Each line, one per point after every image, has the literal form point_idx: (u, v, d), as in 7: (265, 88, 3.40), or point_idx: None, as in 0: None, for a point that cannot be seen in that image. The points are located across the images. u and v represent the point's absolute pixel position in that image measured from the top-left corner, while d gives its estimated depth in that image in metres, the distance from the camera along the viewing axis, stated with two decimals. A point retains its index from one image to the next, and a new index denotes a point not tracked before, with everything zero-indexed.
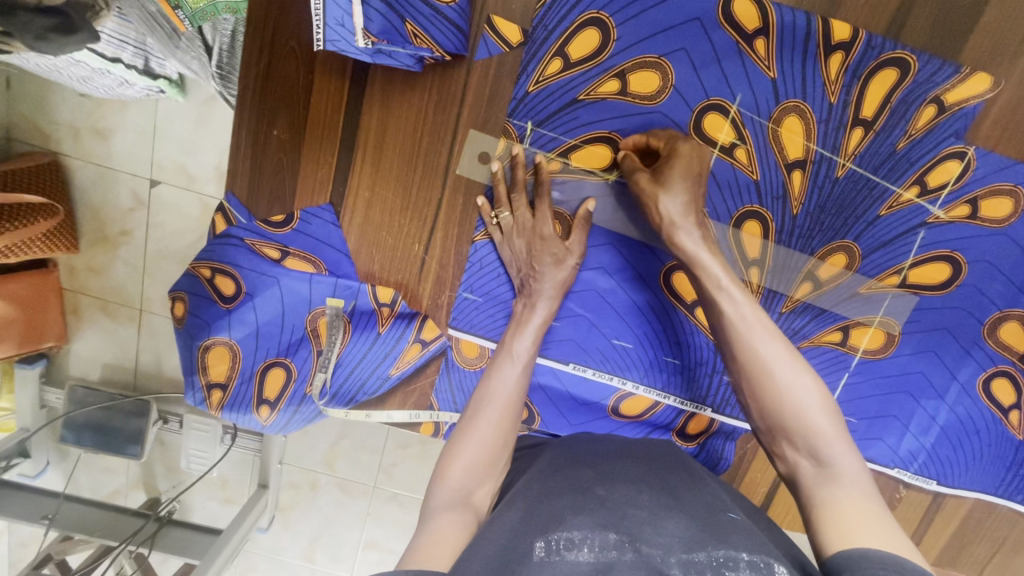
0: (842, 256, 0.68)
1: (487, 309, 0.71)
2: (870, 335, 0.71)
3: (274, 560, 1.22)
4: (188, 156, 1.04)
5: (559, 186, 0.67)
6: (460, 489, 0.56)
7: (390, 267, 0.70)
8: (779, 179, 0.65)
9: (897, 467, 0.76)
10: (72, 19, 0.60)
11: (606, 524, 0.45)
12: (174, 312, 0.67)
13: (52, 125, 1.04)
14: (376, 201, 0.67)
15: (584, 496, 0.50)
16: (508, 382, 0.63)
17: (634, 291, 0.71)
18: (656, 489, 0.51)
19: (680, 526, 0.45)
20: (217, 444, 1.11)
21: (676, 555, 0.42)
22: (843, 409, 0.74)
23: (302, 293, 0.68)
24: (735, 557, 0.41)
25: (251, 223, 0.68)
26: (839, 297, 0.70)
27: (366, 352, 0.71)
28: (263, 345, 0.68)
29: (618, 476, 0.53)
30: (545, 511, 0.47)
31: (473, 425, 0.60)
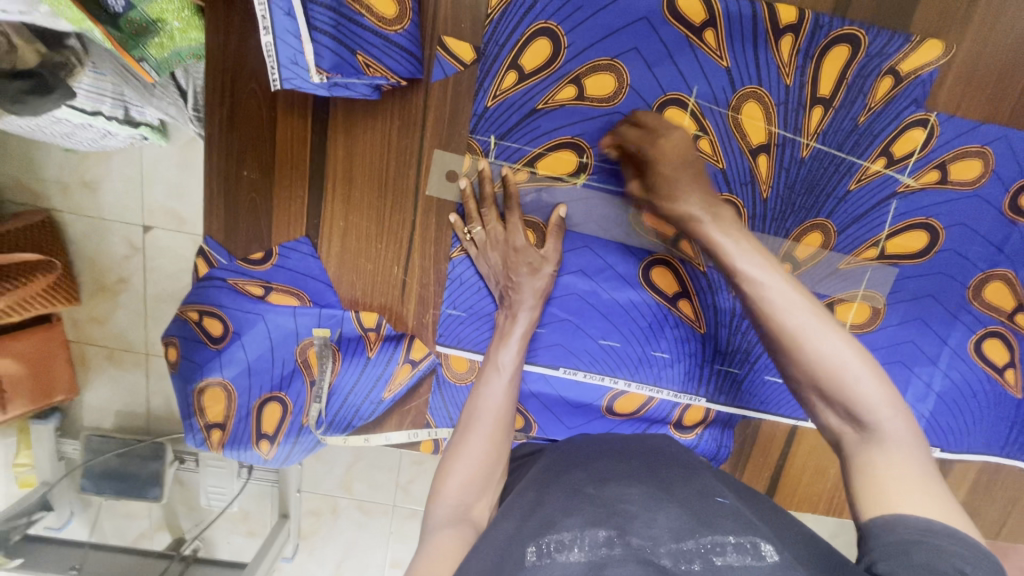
0: (818, 235, 0.68)
1: (472, 322, 0.72)
2: (855, 310, 0.71)
3: None
4: (177, 199, 1.06)
5: (529, 196, 0.67)
6: (458, 505, 0.57)
7: (372, 292, 0.71)
8: (745, 165, 0.66)
9: None
10: (45, 80, 0.68)
11: (595, 521, 0.46)
12: (168, 357, 0.69)
13: (42, 182, 1.06)
14: (351, 228, 0.68)
15: (575, 497, 0.50)
16: (496, 396, 0.64)
17: (615, 290, 0.71)
18: (646, 479, 0.52)
19: (670, 516, 0.46)
20: (235, 477, 1.14)
21: (666, 545, 0.43)
22: None
23: (288, 326, 0.69)
24: (721, 541, 0.43)
25: (232, 263, 0.69)
26: (820, 276, 0.70)
27: (357, 378, 0.72)
28: (256, 382, 0.70)
29: (607, 474, 0.53)
30: (538, 517, 0.48)
31: (468, 440, 0.61)
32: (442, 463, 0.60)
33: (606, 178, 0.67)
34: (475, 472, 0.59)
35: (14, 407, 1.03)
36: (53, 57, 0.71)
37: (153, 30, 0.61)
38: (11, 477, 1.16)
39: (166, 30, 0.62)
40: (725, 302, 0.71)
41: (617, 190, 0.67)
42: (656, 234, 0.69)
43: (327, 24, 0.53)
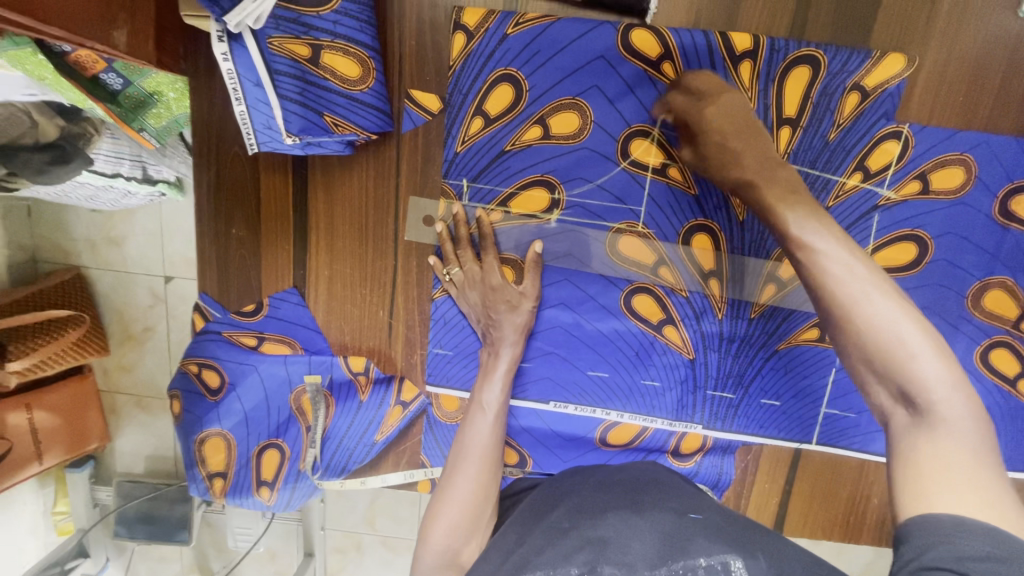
0: None
1: (459, 361, 0.73)
2: None
3: None
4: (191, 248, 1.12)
5: (506, 233, 0.68)
6: (446, 551, 0.58)
7: (361, 337, 0.72)
8: (717, 190, 0.66)
9: None
10: (64, 152, 0.74)
11: (569, 556, 0.45)
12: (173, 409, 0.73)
13: (71, 242, 1.13)
14: (336, 277, 0.71)
15: (553, 533, 0.50)
16: (482, 433, 0.65)
17: (598, 321, 0.71)
18: (623, 510, 0.51)
19: (646, 544, 0.45)
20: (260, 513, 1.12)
21: (641, 574, 0.42)
22: (837, 406, 0.72)
23: (280, 375, 0.72)
24: (692, 564, 0.42)
25: (226, 316, 0.71)
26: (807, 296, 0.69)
27: (350, 423, 0.73)
28: (254, 431, 0.73)
29: (588, 507, 0.53)
30: (515, 558, 0.48)
31: (453, 480, 0.61)
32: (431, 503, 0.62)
33: (580, 212, 0.67)
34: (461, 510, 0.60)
35: (51, 456, 1.08)
36: (71, 128, 0.76)
37: (149, 102, 0.65)
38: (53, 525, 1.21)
39: (163, 102, 0.66)
40: (711, 328, 0.70)
41: (592, 223, 0.68)
42: (633, 262, 0.69)
43: (294, 92, 0.57)
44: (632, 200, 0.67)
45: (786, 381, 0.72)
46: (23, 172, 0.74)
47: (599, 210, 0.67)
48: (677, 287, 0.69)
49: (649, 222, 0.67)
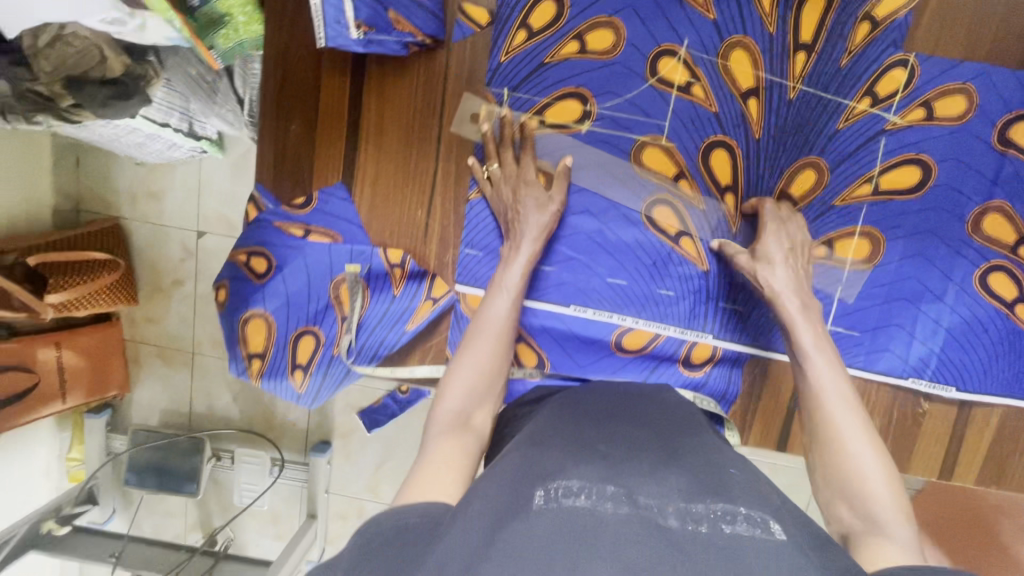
0: (812, 172, 0.74)
1: (488, 260, 0.79)
2: (855, 245, 0.75)
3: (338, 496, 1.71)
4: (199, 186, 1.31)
5: (541, 143, 0.75)
6: (459, 413, 0.63)
7: (399, 234, 0.79)
8: (736, 108, 0.73)
9: (912, 376, 0.78)
10: (127, 88, 0.86)
11: (604, 479, 0.51)
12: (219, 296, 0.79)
13: (127, 190, 1.54)
14: (381, 175, 0.77)
15: (586, 451, 0.56)
16: (499, 313, 0.69)
17: (621, 230, 0.77)
18: (658, 458, 0.56)
19: (679, 483, 0.51)
20: (268, 474, 1.68)
21: (674, 505, 0.48)
22: (843, 323, 0.77)
23: (324, 262, 0.77)
24: (733, 510, 0.48)
25: (277, 208, 0.77)
26: (814, 213, 0.75)
27: (384, 312, 0.79)
28: (294, 314, 0.78)
29: (618, 442, 0.59)
30: (546, 459, 0.53)
31: (470, 351, 0.67)
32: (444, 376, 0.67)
33: (609, 123, 0.74)
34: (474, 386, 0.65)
35: None
36: (135, 68, 0.86)
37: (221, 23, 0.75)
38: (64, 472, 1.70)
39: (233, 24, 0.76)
40: (723, 242, 0.77)
41: (619, 134, 0.74)
42: (657, 174, 0.75)
43: None
44: (657, 115, 0.73)
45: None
46: (90, 104, 0.85)
47: (626, 123, 0.73)
48: (695, 200, 0.76)
49: (673, 136, 0.74)
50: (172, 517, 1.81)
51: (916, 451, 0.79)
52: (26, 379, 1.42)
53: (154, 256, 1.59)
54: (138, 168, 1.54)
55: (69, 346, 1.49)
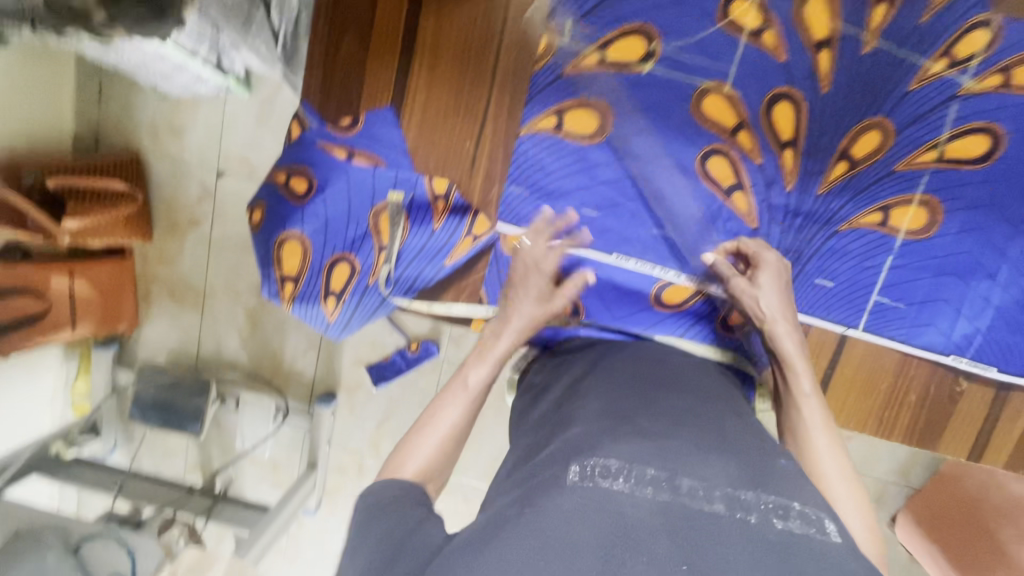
0: (875, 133, 0.73)
1: (533, 199, 0.79)
2: (911, 215, 0.76)
3: (342, 445, 1.71)
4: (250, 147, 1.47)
5: (601, 81, 0.75)
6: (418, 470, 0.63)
7: (445, 165, 0.78)
8: (807, 60, 0.72)
9: (954, 353, 0.79)
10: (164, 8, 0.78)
11: (647, 460, 0.54)
12: (255, 218, 0.79)
13: (137, 125, 1.51)
14: (432, 102, 0.76)
15: (626, 426, 0.60)
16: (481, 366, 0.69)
17: (671, 180, 0.78)
18: (704, 442, 0.58)
19: (723, 468, 0.54)
20: (271, 421, 1.67)
21: (720, 490, 0.51)
22: (892, 293, 0.79)
23: (368, 187, 0.76)
24: (787, 506, 0.50)
25: (322, 127, 0.75)
26: (875, 177, 0.75)
27: (423, 244, 0.79)
28: (331, 240, 0.77)
29: (665, 411, 0.62)
30: (586, 440, 0.57)
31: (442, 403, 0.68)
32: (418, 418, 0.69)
33: (674, 65, 0.74)
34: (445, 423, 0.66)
35: None
36: None
37: None
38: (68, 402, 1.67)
39: None
40: (777, 199, 0.77)
41: (682, 77, 0.74)
42: (716, 124, 0.75)
43: None
44: (722, 60, 0.73)
45: (841, 264, 0.78)
46: (123, 21, 0.76)
47: (690, 65, 0.74)
48: (752, 153, 0.76)
49: (737, 84, 0.74)
50: (171, 456, 1.81)
51: (946, 433, 0.82)
52: (37, 305, 1.40)
53: (172, 193, 1.56)
54: (160, 101, 1.49)
55: (82, 277, 1.46)
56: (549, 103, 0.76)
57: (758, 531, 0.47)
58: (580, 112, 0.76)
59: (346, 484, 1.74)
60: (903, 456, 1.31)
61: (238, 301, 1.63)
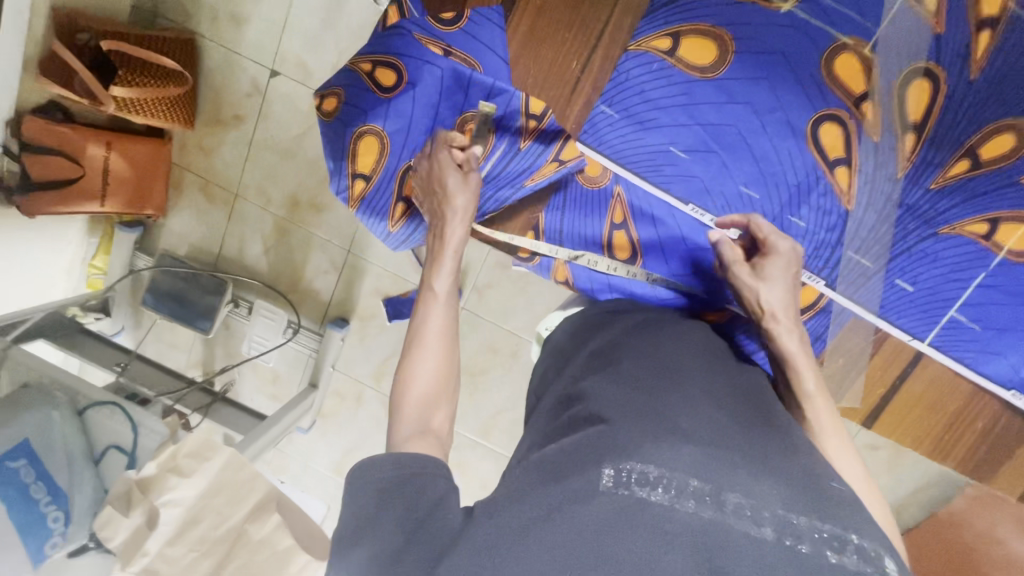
0: (1012, 137, 0.70)
1: (620, 124, 0.78)
2: (1020, 235, 0.73)
3: (346, 373, 1.71)
4: (308, 53, 1.43)
5: (730, 7, 0.72)
6: (419, 419, 0.66)
7: (544, 83, 0.77)
8: (965, 35, 0.69)
9: (1013, 389, 0.81)
10: None
11: (691, 470, 0.52)
12: (327, 106, 0.74)
13: (197, 9, 1.45)
14: (546, 9, 0.75)
15: (666, 424, 0.56)
16: (437, 317, 0.71)
17: (781, 139, 0.75)
18: (749, 457, 0.54)
19: (776, 488, 0.51)
20: (280, 333, 1.67)
21: (773, 512, 0.49)
22: (972, 313, 0.78)
23: (459, 90, 0.75)
24: (843, 539, 0.49)
25: (423, 19, 0.74)
26: (996, 185, 0.72)
27: (506, 163, 0.79)
28: (410, 142, 0.77)
29: (698, 403, 0.59)
30: (624, 439, 0.54)
31: (419, 358, 0.69)
32: (402, 365, 0.69)
33: (814, 8, 0.71)
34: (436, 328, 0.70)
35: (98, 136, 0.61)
36: None
37: None
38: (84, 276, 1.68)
39: None
40: (882, 181, 0.75)
41: (819, 24, 0.71)
42: (841, 85, 0.73)
43: None
44: (870, 18, 0.71)
45: (928, 269, 0.77)
46: None
47: (830, 15, 0.71)
48: (872, 129, 0.73)
49: (877, 47, 0.72)
50: (176, 349, 1.83)
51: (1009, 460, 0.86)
52: (74, 171, 1.38)
53: (220, 84, 1.50)
54: None
55: (118, 151, 1.43)
56: (661, 27, 0.73)
57: (802, 561, 0.47)
58: (695, 40, 0.73)
59: (341, 410, 1.74)
60: (906, 494, 1.29)
61: (268, 209, 1.59)
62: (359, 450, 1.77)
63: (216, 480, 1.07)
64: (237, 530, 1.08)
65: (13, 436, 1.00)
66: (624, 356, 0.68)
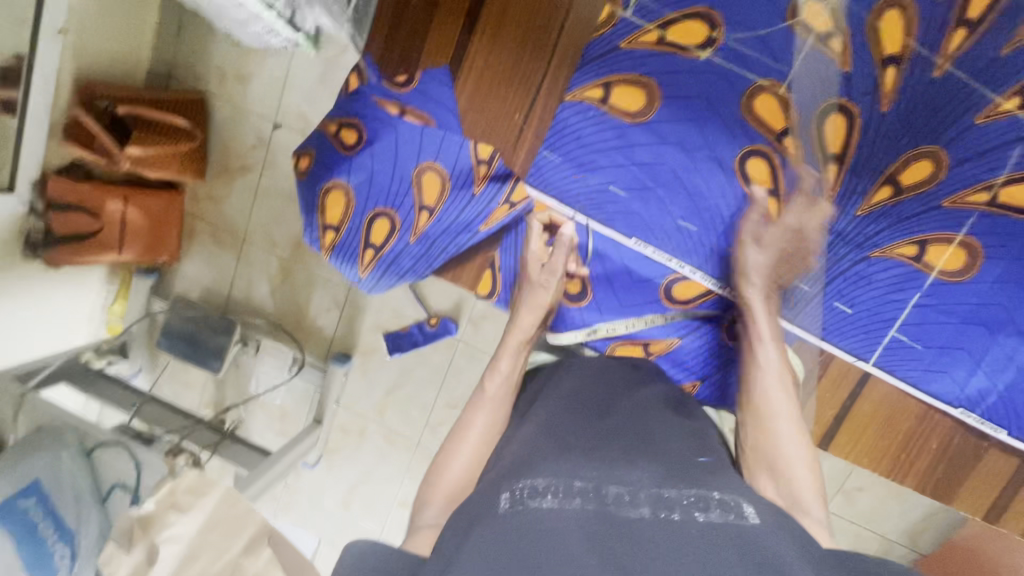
0: (929, 162, 0.78)
1: (563, 167, 0.87)
2: (948, 255, 0.80)
3: (350, 408, 1.74)
4: (307, 104, 1.54)
5: (654, 58, 0.81)
6: (435, 514, 0.76)
7: (490, 131, 0.87)
8: (870, 73, 0.78)
9: (963, 407, 0.87)
10: None
11: (576, 476, 0.67)
12: (304, 165, 0.88)
13: (207, 69, 1.58)
14: (488, 66, 0.85)
15: (568, 447, 0.73)
16: (478, 418, 0.85)
17: (710, 175, 0.84)
18: (624, 458, 0.71)
19: (645, 474, 0.68)
20: (286, 369, 1.72)
21: (645, 496, 0.64)
22: (914, 333, 0.85)
23: (414, 144, 0.85)
24: (707, 497, 0.63)
25: (379, 82, 0.86)
26: (918, 210, 0.80)
27: (462, 209, 0.87)
28: (374, 195, 0.87)
29: (593, 432, 0.76)
30: (524, 463, 0.71)
31: (452, 454, 0.82)
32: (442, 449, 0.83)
33: (732, 56, 0.81)
34: (471, 435, 0.83)
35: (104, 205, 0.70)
36: None
37: None
38: (106, 322, 1.78)
39: None
40: (813, 210, 0.83)
41: (736, 69, 0.81)
42: (763, 122, 0.82)
43: None
44: (783, 61, 0.80)
45: (864, 291, 0.85)
46: None
47: (744, 60, 0.81)
48: (796, 161, 0.82)
49: (791, 87, 0.81)
50: (190, 389, 1.91)
51: (961, 488, 0.92)
52: (90, 225, 1.47)
53: (229, 137, 1.62)
54: (231, 46, 1.55)
55: (135, 205, 1.52)
56: (595, 77, 0.83)
57: (676, 526, 0.59)
58: (625, 90, 0.82)
59: (346, 445, 1.78)
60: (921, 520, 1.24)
61: (274, 251, 1.69)
62: (365, 485, 1.80)
63: (212, 515, 1.11)
64: (233, 563, 1.11)
65: (24, 477, 1.09)
66: (537, 400, 0.87)
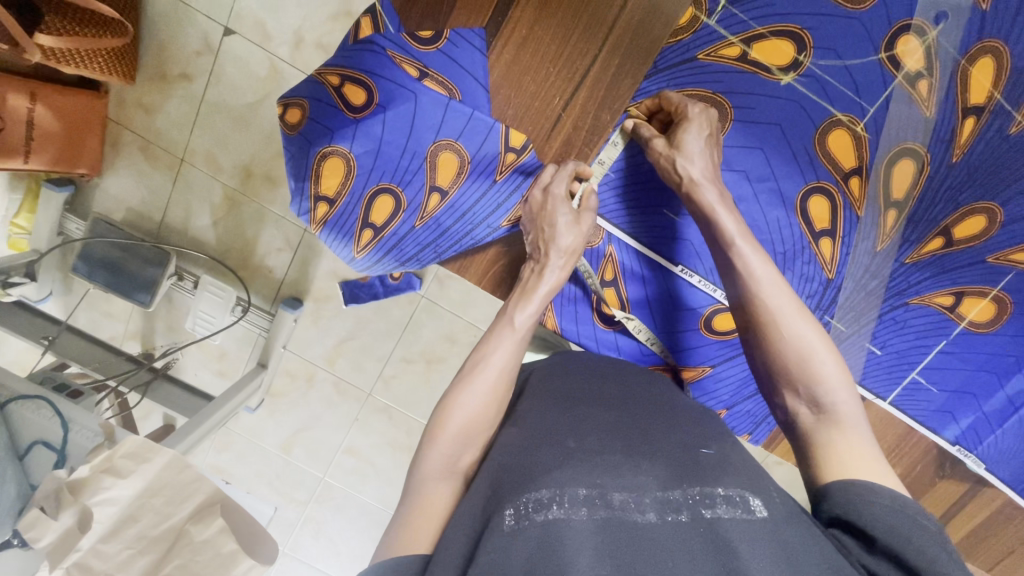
0: (983, 217, 0.82)
1: (643, 188, 0.88)
2: (979, 308, 0.88)
3: (298, 355, 1.61)
4: (267, 13, 1.28)
5: (732, 75, 0.82)
6: (448, 459, 0.67)
7: (527, 112, 0.87)
8: (952, 123, 0.80)
9: (959, 445, 0.98)
10: None
11: (579, 481, 0.58)
12: (291, 118, 0.78)
13: None
14: (530, 43, 0.84)
15: (556, 445, 0.63)
16: (504, 351, 0.73)
17: (770, 207, 0.86)
18: (616, 454, 0.62)
19: (656, 472, 0.60)
20: (227, 312, 1.53)
21: (653, 497, 0.57)
22: (936, 375, 0.94)
23: (435, 116, 0.80)
24: (713, 493, 0.56)
25: (396, 37, 0.78)
26: (958, 263, 0.86)
27: (480, 196, 0.87)
28: (379, 167, 0.82)
29: (587, 427, 0.67)
30: (518, 472, 0.60)
31: (461, 397, 0.70)
32: (447, 395, 0.71)
33: (814, 84, 0.81)
34: (489, 375, 0.72)
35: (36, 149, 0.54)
36: None
37: None
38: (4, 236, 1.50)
39: None
40: (863, 253, 0.87)
41: (816, 99, 0.82)
42: (832, 158, 0.84)
43: None
44: (865, 97, 0.81)
45: (897, 335, 0.92)
46: None
47: (806, 87, 0.81)
48: (856, 203, 0.85)
49: (868, 126, 0.82)
50: (111, 319, 1.69)
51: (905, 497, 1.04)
52: None
53: (168, 38, 1.33)
54: None
55: (45, 103, 1.24)
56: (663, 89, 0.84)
57: (688, 528, 0.54)
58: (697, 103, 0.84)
59: (291, 391, 1.66)
60: None
61: (217, 178, 1.45)
62: (309, 431, 1.70)
63: (154, 481, 1.01)
64: (178, 529, 1.04)
65: None
66: (522, 398, 0.76)
